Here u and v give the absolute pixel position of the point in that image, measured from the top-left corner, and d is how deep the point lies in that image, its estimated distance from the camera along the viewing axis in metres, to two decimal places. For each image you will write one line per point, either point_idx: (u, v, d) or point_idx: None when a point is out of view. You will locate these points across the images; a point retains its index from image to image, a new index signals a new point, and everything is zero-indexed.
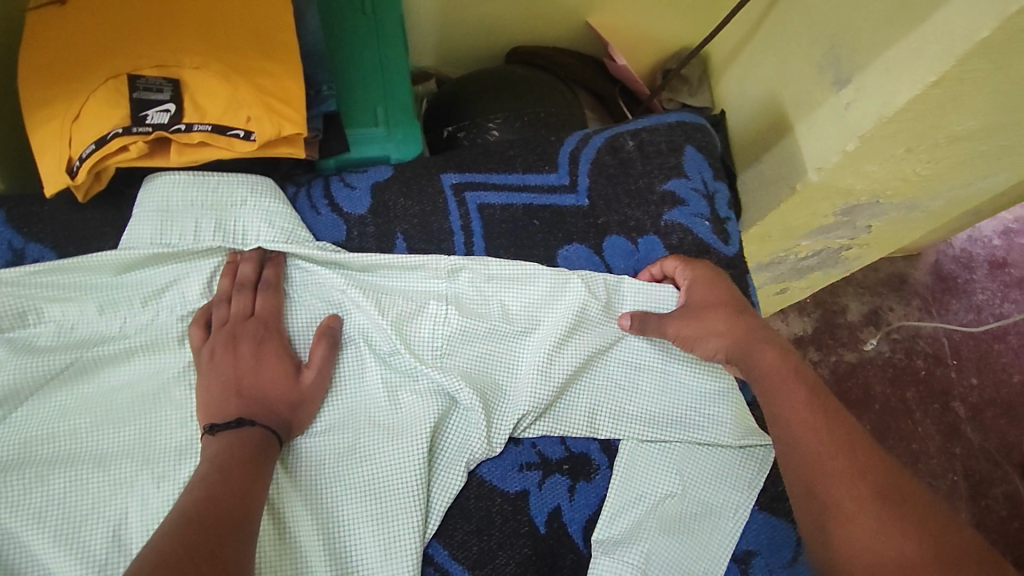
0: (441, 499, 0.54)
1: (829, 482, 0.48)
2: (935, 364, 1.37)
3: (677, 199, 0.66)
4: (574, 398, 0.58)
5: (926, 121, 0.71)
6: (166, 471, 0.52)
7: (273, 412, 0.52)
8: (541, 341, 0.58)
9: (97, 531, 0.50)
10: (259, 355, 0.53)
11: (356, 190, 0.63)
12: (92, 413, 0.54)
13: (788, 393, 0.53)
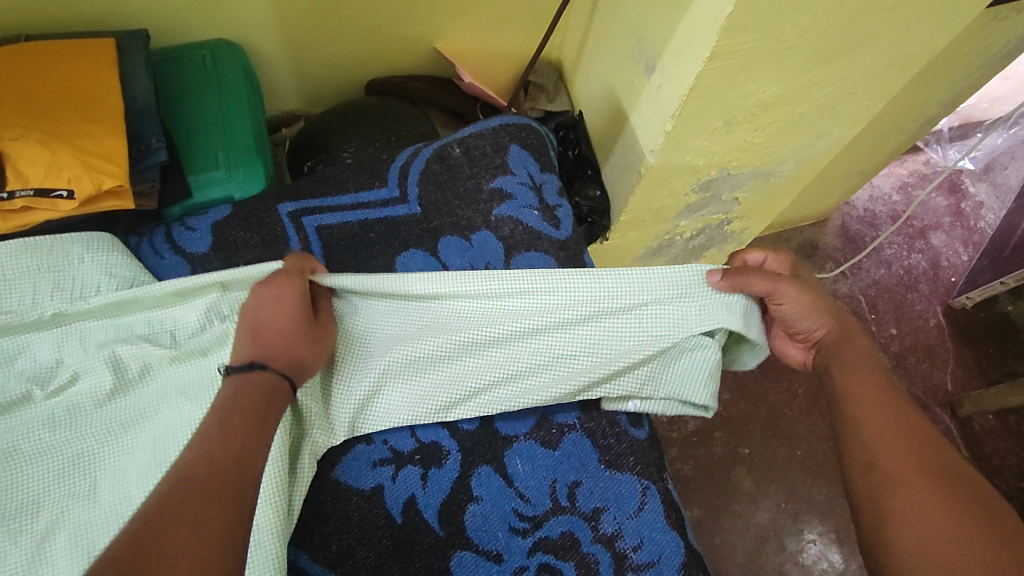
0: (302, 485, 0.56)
1: (884, 458, 0.53)
2: (855, 321, 1.70)
3: (504, 194, 0.73)
4: (423, 383, 0.61)
5: (726, 94, 0.78)
6: (28, 525, 0.54)
7: (286, 355, 0.53)
8: (395, 331, 0.63)
9: None
10: (281, 305, 0.55)
11: (196, 231, 0.67)
12: None
13: (852, 386, 0.58)
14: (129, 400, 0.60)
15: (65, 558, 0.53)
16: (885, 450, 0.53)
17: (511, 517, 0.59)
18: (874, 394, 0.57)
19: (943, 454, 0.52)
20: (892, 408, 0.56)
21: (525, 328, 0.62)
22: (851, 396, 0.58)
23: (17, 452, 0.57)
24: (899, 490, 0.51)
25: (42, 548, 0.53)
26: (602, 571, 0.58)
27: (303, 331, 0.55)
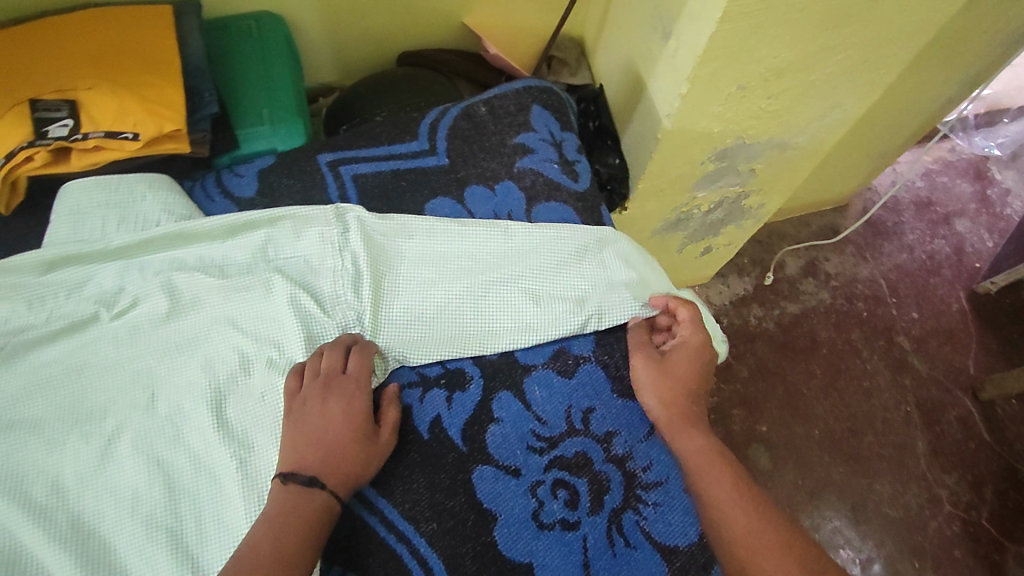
0: None
1: (761, 564, 0.54)
2: (875, 304, 1.71)
3: (526, 149, 0.77)
4: (441, 318, 0.68)
5: (738, 58, 0.82)
6: (96, 429, 0.61)
7: (343, 471, 0.57)
8: (414, 275, 0.69)
9: (39, 482, 0.59)
10: (344, 417, 0.59)
11: (244, 177, 0.74)
12: (21, 384, 0.62)
13: (690, 450, 0.61)
14: (182, 322, 0.66)
15: (129, 458, 0.60)
16: (744, 542, 0.56)
17: (528, 437, 0.64)
18: (709, 457, 0.61)
19: (800, 551, 0.55)
20: (744, 492, 0.59)
21: (528, 271, 0.70)
22: (711, 484, 0.59)
23: (87, 365, 0.63)
24: None
25: (110, 449, 0.60)
26: (613, 487, 0.62)
27: (361, 447, 0.59)
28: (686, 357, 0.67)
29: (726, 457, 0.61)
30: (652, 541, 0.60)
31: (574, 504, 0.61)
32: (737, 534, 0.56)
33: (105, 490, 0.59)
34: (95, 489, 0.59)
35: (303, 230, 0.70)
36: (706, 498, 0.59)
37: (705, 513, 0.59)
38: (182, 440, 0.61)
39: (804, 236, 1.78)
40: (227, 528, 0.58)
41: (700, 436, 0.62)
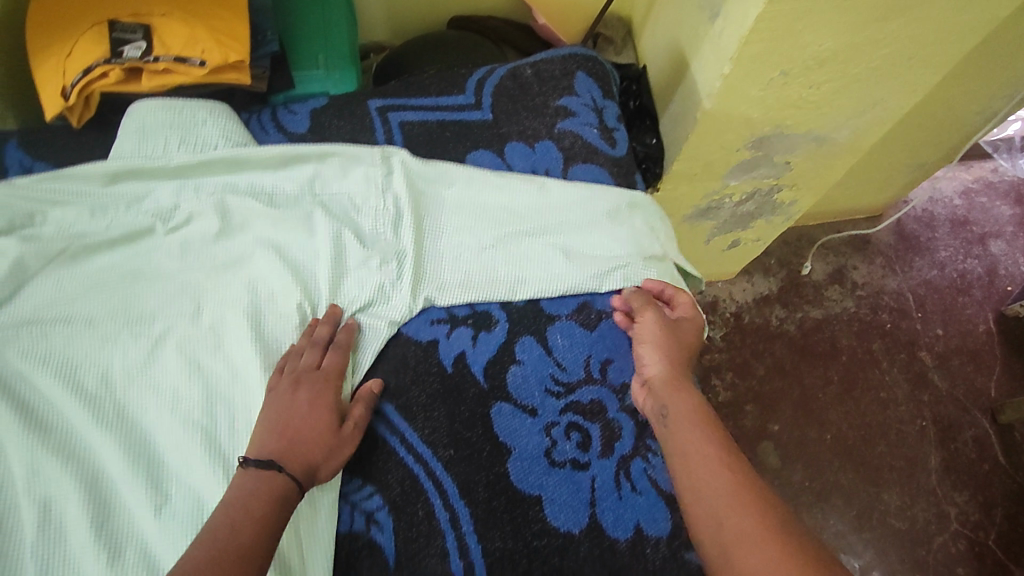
0: (374, 341, 0.66)
1: (728, 515, 0.53)
2: (900, 318, 1.69)
3: (568, 112, 0.79)
4: (472, 263, 0.70)
5: (783, 43, 0.84)
6: (145, 330, 0.65)
7: (304, 458, 0.57)
8: (449, 221, 0.72)
9: (89, 372, 0.63)
10: (312, 409, 0.59)
11: (298, 114, 0.77)
12: (81, 283, 0.67)
13: (676, 406, 0.61)
14: (231, 241, 0.70)
15: (172, 359, 0.64)
16: (719, 497, 0.54)
17: (547, 380, 0.66)
18: (691, 415, 0.60)
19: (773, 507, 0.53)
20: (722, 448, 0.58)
21: (559, 228, 0.73)
22: (686, 438, 0.59)
23: (142, 273, 0.68)
24: (740, 551, 0.51)
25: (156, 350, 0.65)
26: (624, 435, 0.64)
27: (327, 442, 0.58)
28: (680, 334, 0.68)
29: (709, 417, 0.61)
30: (658, 488, 0.62)
31: (586, 446, 0.63)
32: (713, 489, 0.55)
33: (149, 386, 0.63)
34: (141, 384, 0.63)
35: (348, 168, 0.73)
36: (684, 460, 0.58)
37: (678, 465, 0.58)
38: (224, 349, 0.65)
39: (835, 242, 1.77)
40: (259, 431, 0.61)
41: (684, 401, 0.61)
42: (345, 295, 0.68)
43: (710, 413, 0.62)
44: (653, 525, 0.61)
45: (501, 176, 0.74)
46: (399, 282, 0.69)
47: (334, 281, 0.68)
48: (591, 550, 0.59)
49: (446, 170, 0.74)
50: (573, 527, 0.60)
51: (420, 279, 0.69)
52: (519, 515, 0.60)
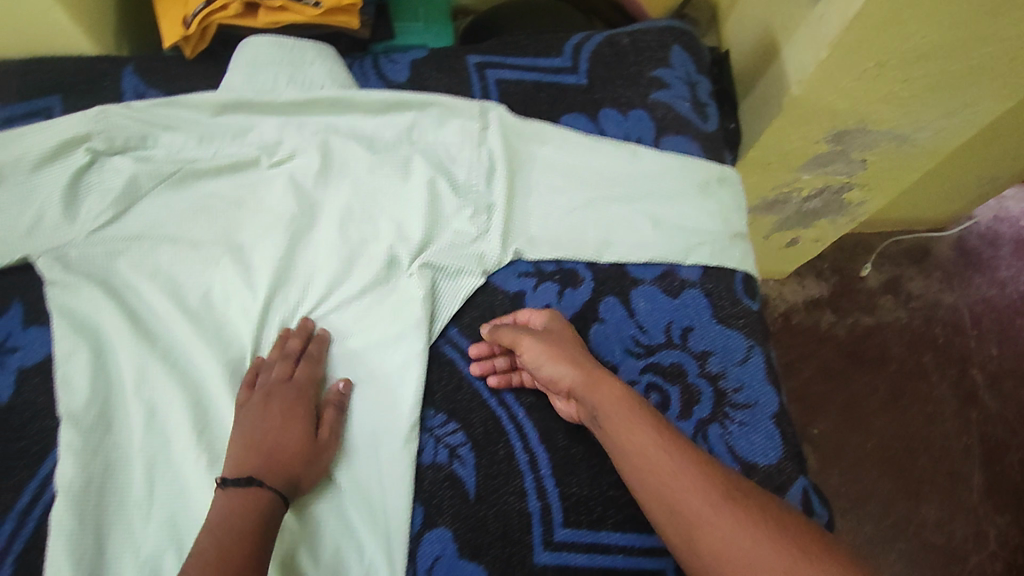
0: (464, 288, 0.68)
1: (681, 500, 0.52)
2: (954, 333, 1.65)
3: (662, 83, 0.79)
4: (560, 224, 0.72)
5: (883, 32, 0.81)
6: (245, 259, 0.69)
7: (283, 471, 0.58)
8: (539, 181, 0.74)
9: (193, 291, 0.68)
10: (285, 421, 0.60)
11: (398, 64, 0.79)
12: (189, 207, 0.71)
13: (602, 399, 0.59)
14: (331, 184, 0.72)
15: (265, 288, 0.68)
16: (672, 491, 0.52)
17: (628, 341, 0.67)
18: (619, 405, 0.58)
19: (719, 472, 0.53)
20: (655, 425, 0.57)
21: (646, 196, 0.73)
22: (619, 428, 0.57)
23: (245, 205, 0.71)
24: (704, 534, 0.50)
25: (252, 277, 0.69)
26: (702, 399, 0.65)
27: (306, 453, 0.59)
28: (563, 334, 0.64)
29: (635, 399, 0.59)
30: (735, 454, 0.63)
31: (665, 407, 0.65)
32: (664, 485, 0.53)
33: (246, 310, 0.67)
34: (237, 307, 0.68)
35: (446, 120, 0.75)
36: (625, 454, 0.56)
37: (622, 461, 0.56)
38: (314, 283, 0.69)
39: (893, 252, 1.73)
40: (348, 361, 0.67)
41: (602, 398, 0.59)
42: (438, 241, 0.70)
43: (629, 392, 0.60)
44: None
45: (594, 140, 0.75)
46: (489, 233, 0.70)
47: (427, 227, 0.70)
48: None
49: (542, 130, 0.75)
50: None
51: (510, 233, 0.71)
52: (598, 464, 0.62)
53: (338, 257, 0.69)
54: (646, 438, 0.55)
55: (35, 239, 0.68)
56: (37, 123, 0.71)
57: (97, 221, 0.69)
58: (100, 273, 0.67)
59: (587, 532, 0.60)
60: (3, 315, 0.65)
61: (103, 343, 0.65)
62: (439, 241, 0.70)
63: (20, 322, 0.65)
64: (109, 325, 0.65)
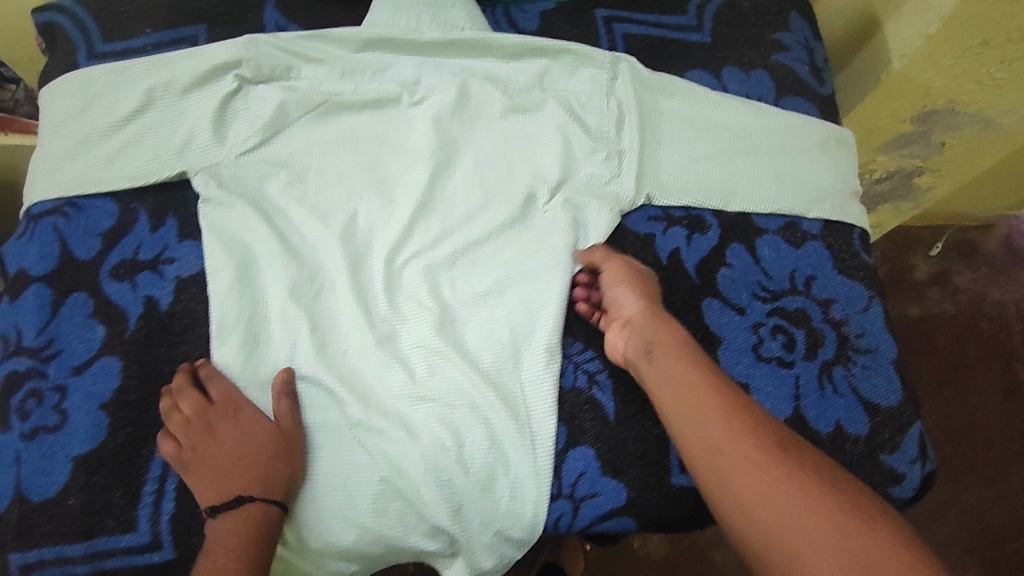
0: (601, 226, 0.71)
1: (723, 439, 0.53)
2: (1001, 328, 1.68)
3: (782, 46, 0.82)
4: (688, 173, 0.74)
5: (998, 8, 0.83)
6: (388, 193, 0.72)
7: (265, 480, 0.59)
8: (668, 133, 0.75)
9: (337, 217, 0.70)
10: (239, 442, 0.60)
11: (529, 14, 0.81)
12: (331, 138, 0.73)
13: (659, 340, 0.61)
14: (471, 128, 0.74)
15: (411, 216, 0.70)
16: (715, 428, 0.54)
17: (754, 286, 0.70)
18: (676, 348, 0.60)
19: (767, 424, 0.54)
20: (708, 371, 0.58)
21: (769, 152, 0.76)
22: (669, 369, 0.59)
23: (387, 139, 0.74)
24: (738, 472, 0.51)
25: (396, 205, 0.71)
26: (826, 342, 0.68)
27: (279, 456, 0.60)
28: (647, 283, 0.66)
29: (693, 350, 0.61)
30: (858, 394, 0.66)
31: (791, 348, 0.68)
32: (707, 422, 0.55)
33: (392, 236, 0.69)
34: (381, 236, 0.70)
35: (577, 66, 0.77)
36: (670, 390, 0.58)
37: (665, 396, 0.58)
38: (455, 215, 0.71)
39: (943, 245, 1.74)
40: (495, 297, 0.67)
41: (662, 340, 0.61)
42: (574, 180, 0.73)
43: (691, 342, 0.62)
44: (852, 425, 0.65)
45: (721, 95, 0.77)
46: (621, 176, 0.73)
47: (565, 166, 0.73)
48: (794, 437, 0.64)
49: (670, 82, 0.77)
50: (779, 415, 0.65)
51: (644, 178, 0.73)
52: None
53: (478, 190, 0.72)
54: (695, 380, 0.57)
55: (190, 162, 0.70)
56: (187, 50, 0.73)
57: (243, 145, 0.71)
58: (251, 195, 0.70)
59: None
60: (159, 228, 0.68)
61: (252, 261, 0.67)
62: (577, 178, 0.73)
63: (175, 236, 0.68)
64: (260, 246, 0.68)
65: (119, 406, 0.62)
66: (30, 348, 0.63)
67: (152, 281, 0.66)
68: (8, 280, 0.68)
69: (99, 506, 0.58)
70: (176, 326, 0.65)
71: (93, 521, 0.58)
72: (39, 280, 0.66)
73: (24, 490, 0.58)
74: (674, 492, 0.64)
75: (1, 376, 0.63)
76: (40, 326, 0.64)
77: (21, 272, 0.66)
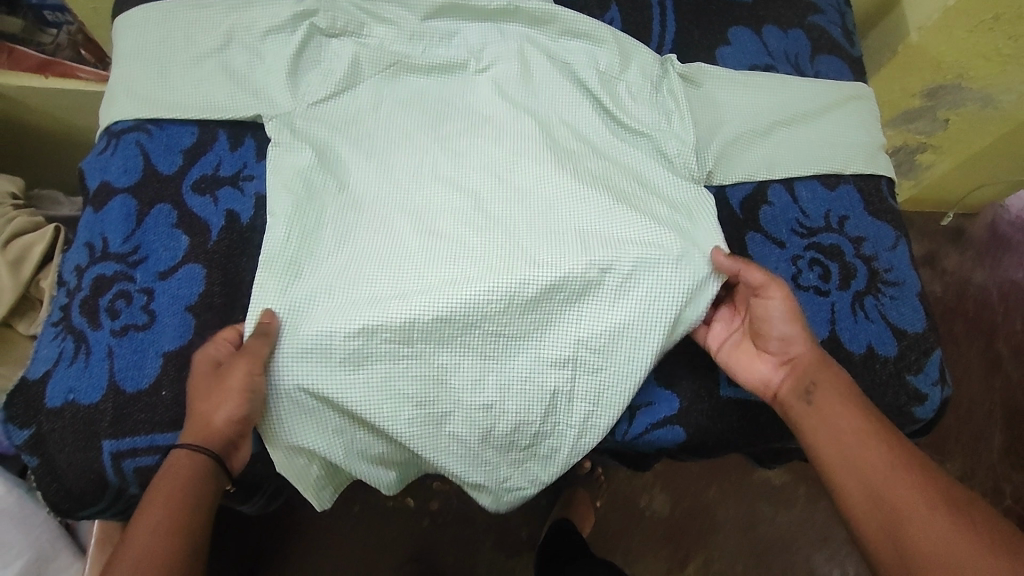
0: (680, 212, 0.71)
1: (894, 492, 0.55)
2: (983, 309, 1.66)
3: (818, 9, 0.88)
4: (737, 134, 0.78)
5: None
6: (444, 134, 0.74)
7: (200, 428, 0.59)
8: (715, 116, 0.79)
9: (400, 175, 0.72)
10: (204, 384, 0.60)
11: None
12: (393, 110, 0.75)
13: (824, 381, 0.63)
14: (537, 99, 0.76)
15: (478, 182, 0.71)
16: (883, 480, 0.56)
17: (793, 223, 0.76)
18: (838, 394, 0.62)
19: (935, 475, 0.56)
20: (872, 420, 0.60)
21: (808, 113, 0.81)
22: (829, 414, 0.61)
23: (452, 104, 0.76)
24: (914, 527, 0.53)
25: (462, 159, 0.73)
26: (858, 275, 0.74)
27: (218, 406, 0.59)
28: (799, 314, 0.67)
29: (856, 396, 0.63)
30: (887, 320, 0.73)
31: (827, 279, 0.74)
32: (875, 476, 0.57)
33: (454, 203, 0.70)
34: (439, 198, 0.70)
35: (626, 66, 0.79)
36: (833, 437, 0.60)
37: (827, 443, 0.60)
38: (524, 180, 0.71)
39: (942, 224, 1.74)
40: (583, 249, 0.66)
41: (824, 383, 0.63)
42: (637, 165, 0.74)
43: (852, 386, 0.64)
44: (881, 347, 0.71)
45: (767, 61, 0.85)
46: (686, 150, 0.75)
47: (643, 155, 0.75)
48: (830, 356, 0.70)
49: (711, 75, 0.81)
50: (816, 336, 0.71)
51: (708, 158, 0.76)
52: None
53: (548, 152, 0.72)
54: (861, 432, 0.59)
55: (268, 105, 0.73)
56: None
57: (315, 94, 0.74)
58: (325, 130, 0.73)
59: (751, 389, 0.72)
60: (238, 148, 0.72)
61: (315, 206, 0.69)
62: (661, 164, 0.74)
63: (254, 156, 0.72)
64: (347, 170, 0.72)
65: (204, 309, 0.65)
66: (117, 254, 0.66)
67: (233, 197, 0.70)
68: (90, 194, 0.70)
69: (189, 398, 0.62)
70: (255, 239, 0.69)
71: (183, 413, 0.62)
72: (123, 192, 0.69)
73: (117, 381, 0.62)
74: (720, 402, 0.71)
75: (87, 281, 0.66)
76: (126, 233, 0.67)
77: (105, 184, 0.69)
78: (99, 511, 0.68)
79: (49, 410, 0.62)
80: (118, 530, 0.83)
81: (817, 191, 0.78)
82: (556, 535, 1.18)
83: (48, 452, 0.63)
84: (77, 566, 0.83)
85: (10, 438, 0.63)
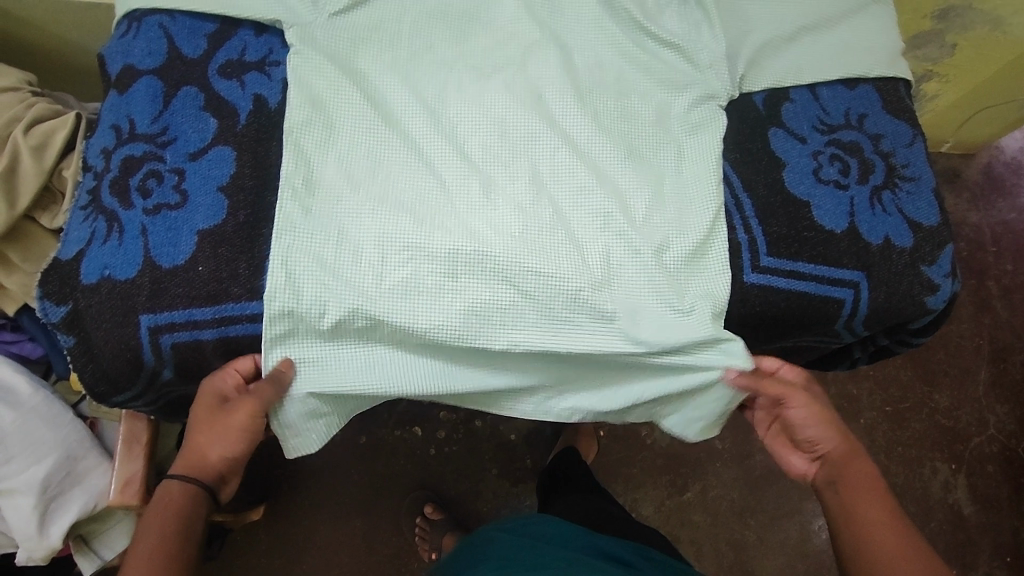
0: (709, 137, 0.74)
1: None
2: (975, 249, 1.52)
3: None
4: (761, 38, 0.79)
5: None
6: (467, 38, 0.74)
7: (202, 466, 0.63)
8: (739, 23, 0.80)
9: (428, 77, 0.72)
10: (208, 426, 0.63)
11: None
12: (418, 14, 0.74)
13: (855, 477, 0.66)
14: (562, 16, 0.76)
15: (509, 112, 0.71)
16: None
17: (815, 119, 0.77)
18: (867, 488, 0.65)
19: None
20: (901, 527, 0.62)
21: (832, 18, 0.81)
22: (863, 508, 0.63)
23: (477, 18, 0.75)
24: None
25: (488, 79, 0.73)
26: (877, 170, 0.76)
27: (222, 447, 0.63)
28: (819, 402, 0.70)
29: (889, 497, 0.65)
30: (904, 214, 0.75)
31: (847, 173, 0.75)
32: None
33: (484, 121, 0.71)
34: (467, 119, 0.71)
35: None
36: (862, 527, 0.62)
37: (858, 535, 0.62)
38: (554, 141, 0.71)
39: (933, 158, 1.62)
40: (601, 208, 0.69)
41: (854, 477, 0.66)
42: (662, 78, 0.76)
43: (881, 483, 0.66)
44: (898, 238, 0.74)
45: None
46: (710, 65, 0.76)
47: (668, 87, 0.76)
48: (850, 246, 0.72)
49: None
50: (836, 227, 0.73)
51: (737, 66, 0.77)
52: (794, 211, 0.73)
53: (570, 84, 0.73)
54: (893, 532, 0.61)
55: (290, 7, 0.71)
56: None
57: (337, 5, 0.72)
58: (352, 29, 0.72)
59: (782, 275, 0.71)
60: (264, 33, 0.71)
61: (338, 127, 0.68)
62: (684, 99, 0.75)
63: (280, 41, 0.71)
64: (368, 66, 0.71)
65: (237, 190, 0.65)
66: (146, 134, 0.66)
67: (260, 80, 0.69)
68: (113, 78, 0.70)
69: (226, 274, 0.63)
70: (282, 123, 0.69)
71: (220, 288, 0.63)
72: (149, 74, 0.68)
73: (153, 257, 0.62)
74: (744, 289, 0.70)
75: (116, 160, 0.66)
76: (154, 114, 0.67)
77: (129, 67, 0.69)
78: (133, 399, 0.68)
79: (84, 287, 0.63)
80: (145, 432, 0.80)
81: (839, 93, 0.79)
82: (561, 467, 1.09)
83: (85, 331, 0.63)
84: (106, 466, 0.79)
85: (46, 315, 0.63)
